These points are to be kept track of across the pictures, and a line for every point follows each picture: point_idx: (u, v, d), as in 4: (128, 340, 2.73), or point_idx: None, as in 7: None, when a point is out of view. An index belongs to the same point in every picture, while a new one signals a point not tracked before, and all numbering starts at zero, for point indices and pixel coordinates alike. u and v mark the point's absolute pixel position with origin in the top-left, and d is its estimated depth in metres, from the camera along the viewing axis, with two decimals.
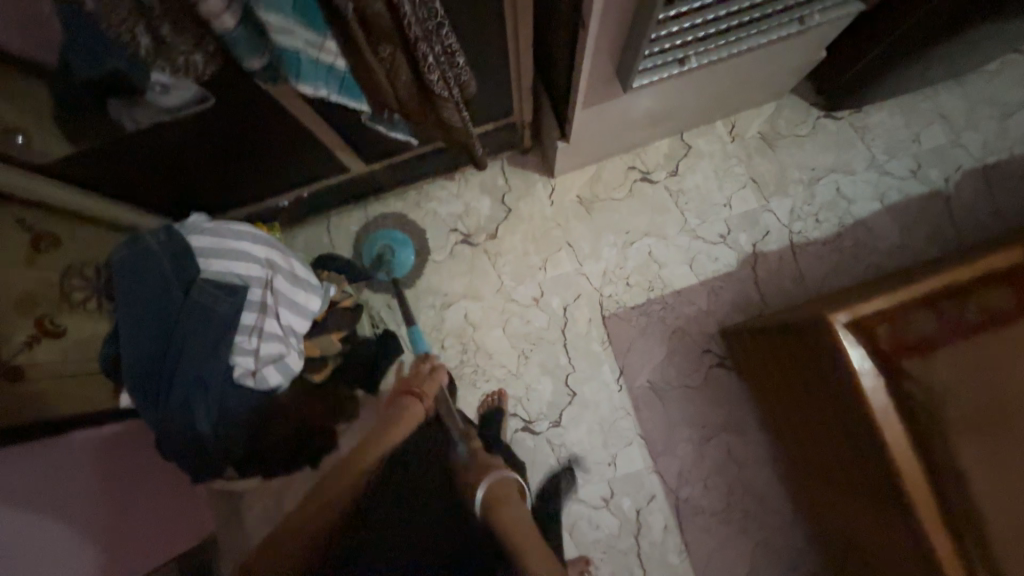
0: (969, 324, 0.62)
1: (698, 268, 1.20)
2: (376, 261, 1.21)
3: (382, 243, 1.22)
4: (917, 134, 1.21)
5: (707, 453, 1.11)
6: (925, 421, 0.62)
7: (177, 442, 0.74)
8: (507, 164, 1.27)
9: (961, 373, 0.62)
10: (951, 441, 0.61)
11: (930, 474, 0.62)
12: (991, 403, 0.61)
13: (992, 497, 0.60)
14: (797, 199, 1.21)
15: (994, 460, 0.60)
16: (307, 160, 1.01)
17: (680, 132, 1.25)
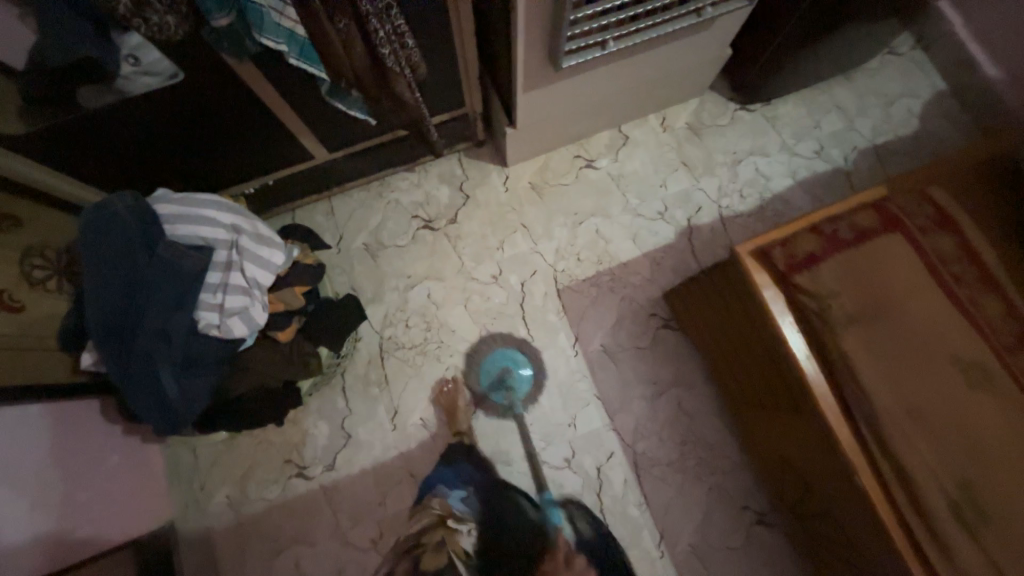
0: (844, 240, 0.74)
1: (641, 243, 1.32)
2: (498, 386, 1.22)
3: (502, 365, 1.24)
4: (818, 121, 1.40)
5: (660, 407, 1.20)
6: (817, 322, 0.73)
7: (142, 394, 0.77)
8: (463, 156, 1.37)
9: (841, 279, 0.72)
10: (838, 336, 0.71)
11: (825, 366, 0.73)
12: (868, 301, 0.71)
13: (878, 381, 0.69)
14: (723, 178, 1.37)
15: (875, 349, 0.70)
16: (273, 146, 1.08)
17: (618, 124, 1.40)
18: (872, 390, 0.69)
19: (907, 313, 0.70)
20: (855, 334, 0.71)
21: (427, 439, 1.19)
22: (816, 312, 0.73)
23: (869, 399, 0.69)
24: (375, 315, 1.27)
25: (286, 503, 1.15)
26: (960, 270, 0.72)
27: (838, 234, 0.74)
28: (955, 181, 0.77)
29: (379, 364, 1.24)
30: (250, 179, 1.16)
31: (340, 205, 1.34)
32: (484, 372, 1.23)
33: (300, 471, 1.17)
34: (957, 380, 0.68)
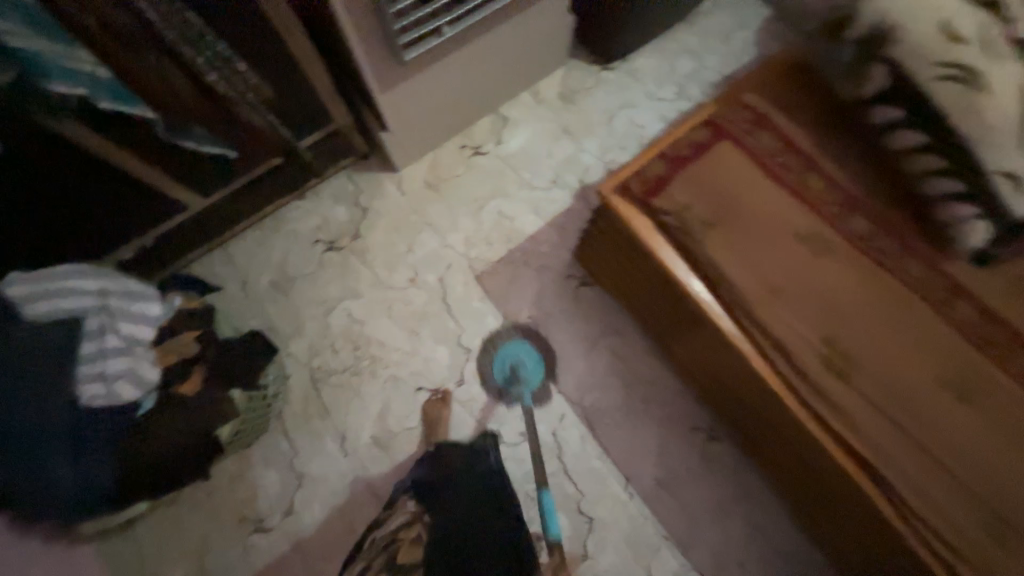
0: (683, 155, 0.81)
1: (542, 213, 1.37)
2: (511, 376, 1.23)
3: (513, 356, 1.25)
4: (673, 66, 1.51)
5: (596, 359, 1.25)
6: (680, 236, 0.79)
7: (35, 495, 0.71)
8: (352, 170, 1.37)
9: (689, 190, 0.79)
10: (699, 240, 0.78)
11: (696, 271, 0.80)
12: (715, 205, 0.78)
13: (740, 272, 0.76)
14: (602, 136, 1.45)
15: (732, 244, 0.77)
16: (138, 203, 1.03)
17: (494, 108, 1.44)
18: (740, 283, 0.76)
19: (749, 209, 0.77)
20: (714, 238, 0.77)
21: (382, 455, 1.18)
22: (677, 226, 0.79)
23: (740, 293, 0.76)
24: (300, 349, 1.24)
25: (251, 563, 1.10)
26: (783, 159, 0.80)
27: (679, 153, 0.81)
28: (771, 80, 0.85)
29: (315, 396, 1.21)
30: (124, 246, 1.08)
31: (236, 249, 1.29)
32: (499, 375, 1.23)
33: (257, 527, 1.12)
34: (804, 256, 0.76)
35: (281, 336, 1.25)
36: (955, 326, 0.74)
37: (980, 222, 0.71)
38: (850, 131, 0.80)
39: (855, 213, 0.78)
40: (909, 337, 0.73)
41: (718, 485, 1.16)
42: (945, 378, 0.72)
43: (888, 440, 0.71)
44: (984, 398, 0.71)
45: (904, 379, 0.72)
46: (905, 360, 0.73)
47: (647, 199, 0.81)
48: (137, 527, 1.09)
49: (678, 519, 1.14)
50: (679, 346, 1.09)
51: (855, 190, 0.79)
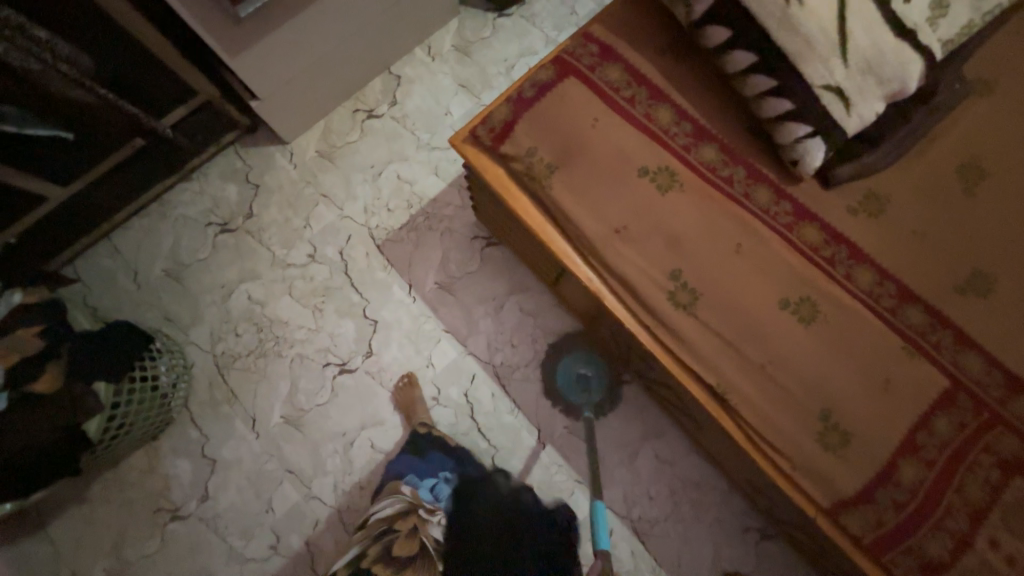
0: (528, 97, 0.78)
1: (443, 174, 1.32)
2: (575, 386, 1.20)
3: (579, 368, 1.21)
4: (573, 7, 1.44)
5: (505, 318, 1.25)
6: (530, 182, 0.77)
7: None
8: (239, 146, 1.29)
9: (536, 134, 0.77)
10: (545, 185, 0.76)
11: (548, 216, 0.79)
12: (559, 147, 0.76)
13: (585, 214, 0.75)
14: (502, 88, 1.39)
15: (576, 185, 0.75)
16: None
17: (385, 67, 1.37)
18: (586, 226, 0.75)
19: (591, 148, 0.76)
20: (559, 180, 0.76)
21: (293, 431, 1.18)
22: (523, 172, 0.77)
23: (588, 236, 0.75)
24: (201, 336, 1.21)
25: (172, 548, 1.11)
26: (631, 92, 0.77)
27: (523, 95, 0.78)
28: (619, 8, 0.80)
29: (221, 383, 1.19)
30: None
31: (121, 240, 1.23)
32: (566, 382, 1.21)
33: (174, 514, 1.13)
34: (648, 193, 0.75)
35: (179, 325, 1.21)
36: (802, 251, 0.75)
37: (815, 141, 0.69)
38: (696, 61, 0.78)
39: (705, 144, 0.77)
40: (753, 265, 0.74)
41: (628, 426, 1.20)
42: (788, 303, 0.73)
43: (735, 373, 0.72)
44: (823, 318, 0.73)
45: (749, 309, 0.73)
46: (749, 288, 0.73)
47: (495, 147, 0.78)
48: (54, 528, 1.10)
49: (590, 464, 1.18)
50: (573, 299, 1.09)
51: (704, 121, 0.77)
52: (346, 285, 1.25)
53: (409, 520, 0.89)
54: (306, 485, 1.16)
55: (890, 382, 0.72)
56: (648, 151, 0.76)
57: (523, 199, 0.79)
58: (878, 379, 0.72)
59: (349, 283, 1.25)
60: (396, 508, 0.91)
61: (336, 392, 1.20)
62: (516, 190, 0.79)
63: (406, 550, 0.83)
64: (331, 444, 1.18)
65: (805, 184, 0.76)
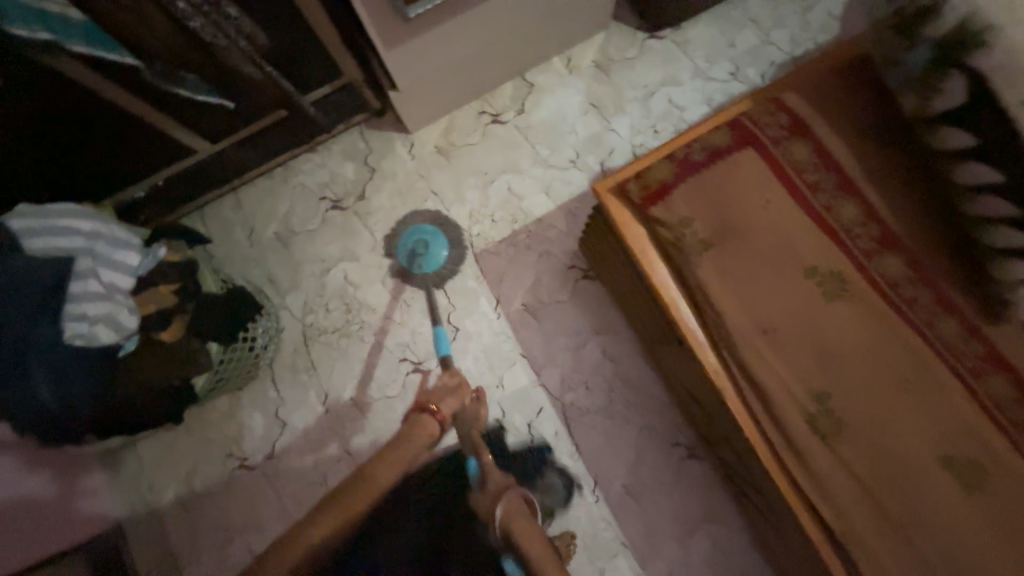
0: (694, 161, 0.71)
1: (554, 194, 1.28)
2: (414, 256, 1.24)
3: (415, 240, 1.25)
4: (732, 40, 1.32)
5: (584, 357, 1.20)
6: (675, 254, 0.70)
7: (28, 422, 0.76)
8: (365, 128, 1.31)
9: (695, 204, 0.70)
10: (694, 263, 0.69)
11: (685, 293, 0.72)
12: (719, 224, 0.68)
13: (732, 304, 0.67)
14: (635, 115, 1.30)
15: (729, 270, 0.68)
16: (158, 147, 1.07)
17: (521, 73, 1.32)
18: (730, 317, 0.67)
19: (756, 233, 0.68)
20: (709, 261, 0.68)
21: (359, 416, 1.21)
22: (670, 242, 0.71)
23: (728, 327, 0.67)
24: (295, 303, 1.27)
25: (234, 494, 1.19)
26: (815, 178, 0.68)
27: (690, 157, 0.71)
28: (822, 78, 0.70)
29: (304, 352, 1.25)
30: (137, 183, 1.12)
31: (245, 197, 1.30)
32: (403, 248, 1.25)
33: (241, 462, 1.20)
34: (810, 297, 0.66)
35: (279, 288, 1.27)
36: (984, 406, 0.63)
37: None
38: (909, 159, 0.68)
39: (890, 255, 0.66)
40: (918, 409, 0.63)
41: (689, 504, 1.12)
42: (951, 463, 0.62)
43: (863, 524, 0.63)
44: (995, 492, 0.61)
45: (902, 456, 0.63)
46: (908, 433, 0.63)
47: (642, 206, 0.72)
48: (141, 447, 1.21)
49: (641, 531, 1.12)
50: (668, 362, 1.02)
51: (897, 228, 0.66)
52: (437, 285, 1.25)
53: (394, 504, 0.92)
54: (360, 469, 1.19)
55: None
56: (822, 251, 0.66)
57: (661, 269, 0.73)
58: None
59: (440, 285, 1.25)
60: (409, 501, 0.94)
61: (405, 388, 1.21)
62: (655, 258, 0.73)
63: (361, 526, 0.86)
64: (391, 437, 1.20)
65: (1008, 328, 0.64)
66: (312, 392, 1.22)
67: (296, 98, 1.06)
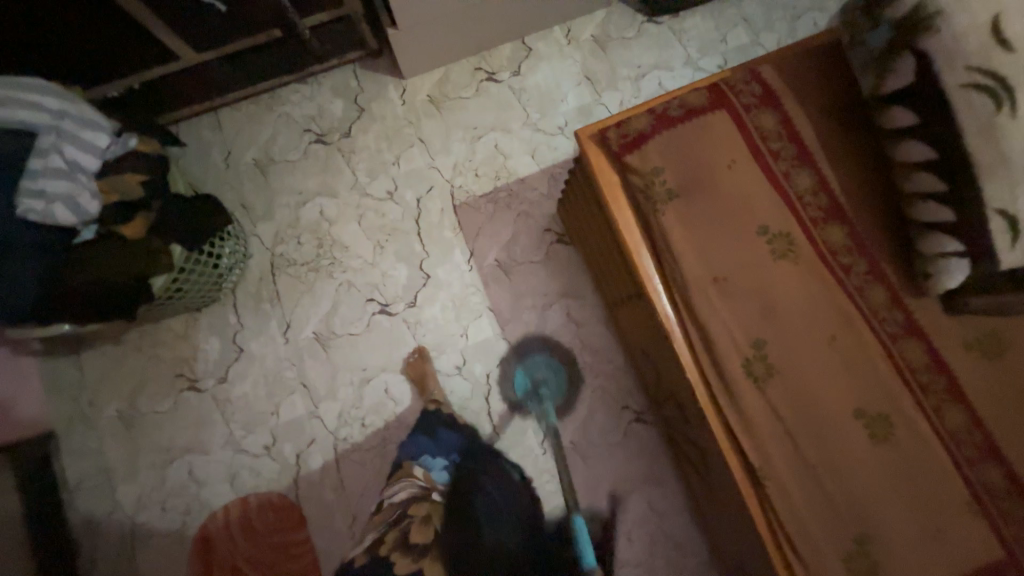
0: (673, 116, 0.75)
1: (540, 158, 1.30)
2: (531, 391, 1.20)
3: (536, 372, 1.21)
4: (725, 35, 1.38)
5: (550, 318, 1.23)
6: (642, 201, 0.75)
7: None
8: (359, 67, 1.31)
9: (667, 155, 0.74)
10: (659, 211, 0.74)
11: (648, 240, 0.76)
12: (687, 177, 0.73)
13: (689, 252, 0.73)
14: (625, 93, 1.34)
15: (690, 221, 0.73)
16: (138, 49, 1.04)
17: (520, 36, 1.34)
18: (685, 261, 0.73)
19: (718, 186, 0.73)
20: (673, 210, 0.73)
21: (319, 350, 1.21)
22: (641, 191, 0.75)
23: (682, 270, 0.73)
24: (266, 232, 1.25)
25: (179, 416, 1.17)
26: (779, 146, 0.74)
27: (668, 112, 0.75)
28: (796, 56, 0.76)
29: (270, 281, 1.23)
30: (111, 82, 1.08)
31: (226, 119, 1.28)
32: (519, 382, 1.21)
33: (191, 384, 1.18)
34: (757, 250, 0.72)
35: (250, 215, 1.25)
36: (897, 367, 0.70)
37: (960, 262, 0.68)
38: (863, 139, 0.74)
39: (835, 224, 0.73)
40: (841, 361, 0.70)
41: (631, 464, 1.18)
42: (863, 413, 0.69)
43: (779, 460, 0.69)
44: (897, 441, 0.68)
45: (822, 403, 0.69)
46: (830, 383, 0.70)
47: (618, 154, 0.76)
48: (83, 358, 1.18)
49: (583, 485, 1.17)
50: (627, 324, 1.07)
51: (843, 198, 0.73)
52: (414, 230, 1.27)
53: (421, 507, 0.90)
54: (315, 403, 1.19)
55: (943, 533, 0.66)
56: (775, 213, 0.73)
57: (629, 216, 0.77)
58: (936, 530, 0.66)
59: (417, 231, 1.26)
60: (408, 493, 0.93)
61: (370, 328, 1.22)
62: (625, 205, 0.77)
63: (420, 539, 0.83)
64: (350, 374, 1.20)
65: (924, 299, 0.72)
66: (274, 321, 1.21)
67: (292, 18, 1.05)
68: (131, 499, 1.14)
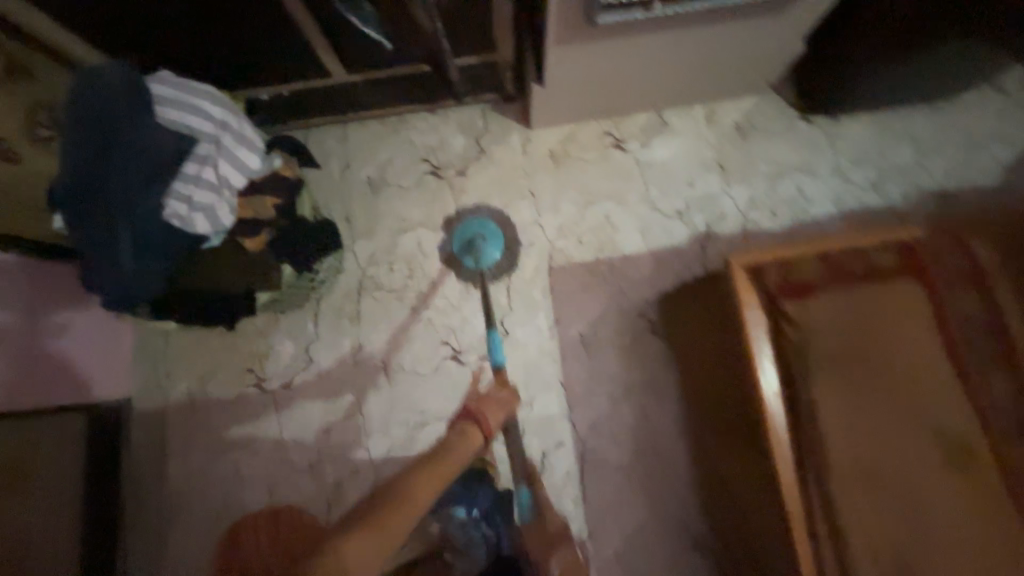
0: (841, 270, 0.81)
1: (650, 238, 1.23)
2: (466, 245, 1.21)
3: (475, 230, 1.22)
4: (884, 150, 1.25)
5: (623, 410, 1.14)
6: (789, 340, 0.81)
7: (104, 280, 0.77)
8: (489, 108, 1.29)
9: (825, 306, 0.80)
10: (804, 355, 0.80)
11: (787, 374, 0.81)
12: (842, 331, 0.78)
13: (824, 399, 0.78)
14: (758, 190, 1.24)
15: (837, 370, 0.77)
16: (299, 63, 1.08)
17: (659, 108, 1.28)
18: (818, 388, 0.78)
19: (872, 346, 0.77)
20: (818, 357, 0.79)
21: (382, 378, 1.19)
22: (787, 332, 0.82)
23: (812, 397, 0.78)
24: (362, 250, 1.25)
25: (241, 409, 1.18)
26: (944, 323, 0.77)
27: (834, 265, 0.82)
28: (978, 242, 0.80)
29: (354, 300, 1.23)
30: (266, 86, 1.15)
31: (352, 133, 1.28)
32: (458, 238, 1.22)
33: (257, 382, 1.19)
34: (904, 399, 0.75)
35: (351, 230, 1.26)
36: None
37: None
38: None
39: (989, 413, 0.74)
40: (965, 551, 0.70)
41: None
42: None
43: None
44: None
45: None
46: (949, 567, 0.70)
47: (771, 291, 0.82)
48: (170, 332, 1.20)
49: None
50: None
51: (1002, 391, 0.74)
52: (504, 282, 1.22)
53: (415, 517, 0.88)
54: (367, 434, 1.17)
55: None
56: (926, 386, 0.75)
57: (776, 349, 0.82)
58: None
59: (507, 284, 1.22)
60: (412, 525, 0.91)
61: (437, 371, 1.18)
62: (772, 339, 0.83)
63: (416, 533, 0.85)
64: (406, 413, 1.17)
65: None
66: (348, 340, 1.21)
67: (447, 61, 1.05)
68: (177, 478, 1.16)
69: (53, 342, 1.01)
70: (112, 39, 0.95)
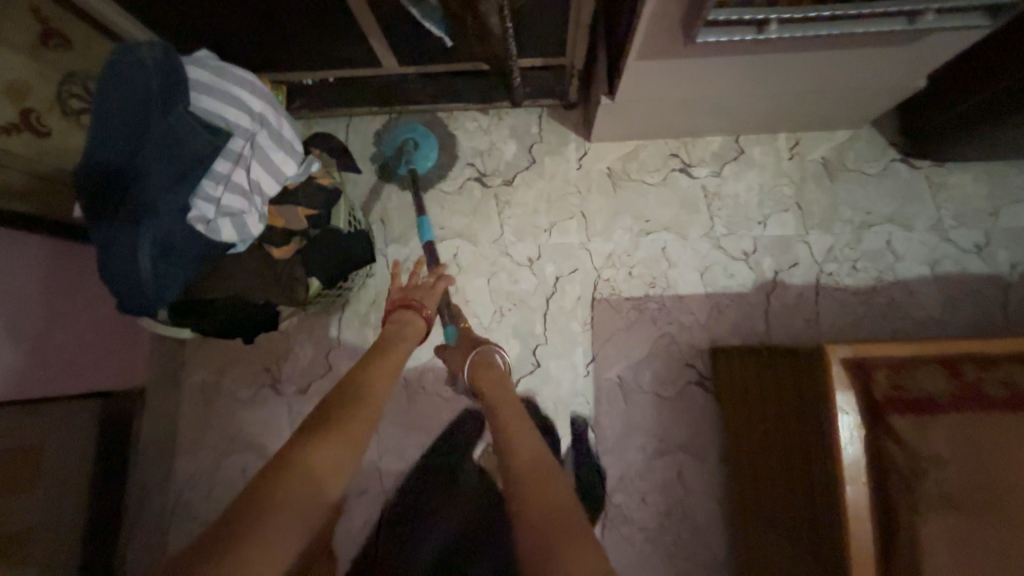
0: (958, 382, 0.66)
1: (709, 279, 1.10)
2: (397, 152, 1.12)
3: (407, 135, 1.12)
4: (997, 209, 1.08)
5: (656, 466, 1.05)
6: (893, 457, 0.64)
7: (120, 287, 0.69)
8: (546, 114, 1.18)
9: (938, 423, 0.64)
10: (912, 476, 0.63)
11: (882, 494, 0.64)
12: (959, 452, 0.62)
13: (934, 532, 0.61)
14: (839, 239, 1.10)
15: (953, 499, 0.61)
16: (349, 51, 0.99)
17: (737, 134, 1.14)
18: (927, 517, 0.62)
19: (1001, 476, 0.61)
20: (929, 481, 0.62)
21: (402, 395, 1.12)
22: (893, 446, 0.65)
23: (918, 530, 0.62)
24: (394, 256, 1.17)
25: (255, 409, 1.14)
26: None
27: (955, 375, 0.66)
28: None
29: (381, 308, 1.15)
30: (309, 72, 1.05)
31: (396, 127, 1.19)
32: (393, 141, 1.13)
33: (274, 383, 1.14)
34: None
35: (385, 233, 1.18)
36: None
37: None
38: None
39: None
40: None
41: None
42: None
43: None
44: None
45: None
46: None
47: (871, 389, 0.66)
48: None
49: None
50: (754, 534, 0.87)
51: None
52: (542, 308, 1.13)
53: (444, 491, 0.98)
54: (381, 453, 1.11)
55: None
56: None
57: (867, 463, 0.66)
58: None
59: (545, 311, 1.12)
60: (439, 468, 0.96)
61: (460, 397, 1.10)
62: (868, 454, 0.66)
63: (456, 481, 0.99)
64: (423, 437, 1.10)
65: None
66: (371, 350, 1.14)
67: (510, 64, 0.94)
68: (185, 472, 1.13)
69: (72, 329, 0.97)
70: (152, 8, 0.87)
